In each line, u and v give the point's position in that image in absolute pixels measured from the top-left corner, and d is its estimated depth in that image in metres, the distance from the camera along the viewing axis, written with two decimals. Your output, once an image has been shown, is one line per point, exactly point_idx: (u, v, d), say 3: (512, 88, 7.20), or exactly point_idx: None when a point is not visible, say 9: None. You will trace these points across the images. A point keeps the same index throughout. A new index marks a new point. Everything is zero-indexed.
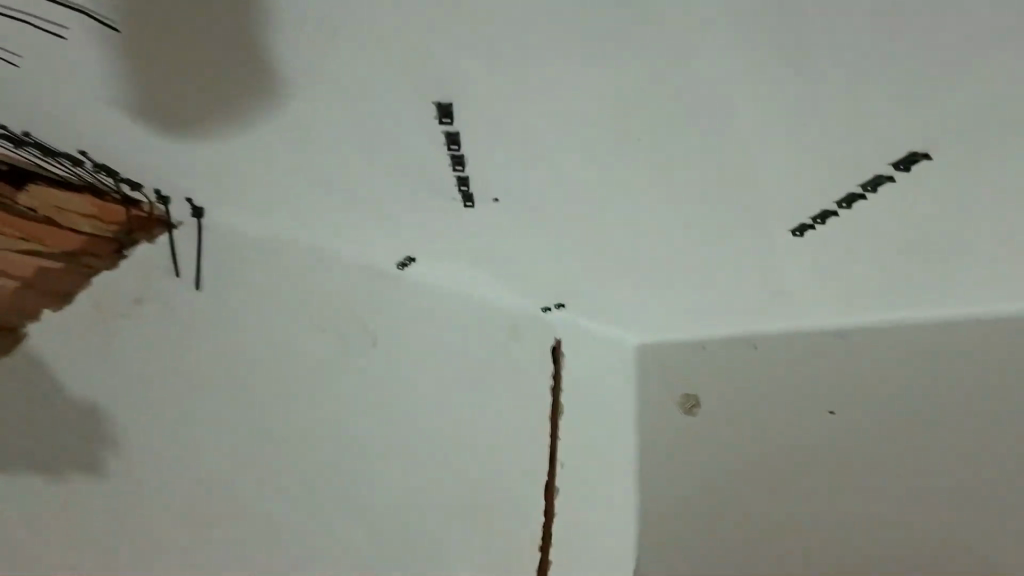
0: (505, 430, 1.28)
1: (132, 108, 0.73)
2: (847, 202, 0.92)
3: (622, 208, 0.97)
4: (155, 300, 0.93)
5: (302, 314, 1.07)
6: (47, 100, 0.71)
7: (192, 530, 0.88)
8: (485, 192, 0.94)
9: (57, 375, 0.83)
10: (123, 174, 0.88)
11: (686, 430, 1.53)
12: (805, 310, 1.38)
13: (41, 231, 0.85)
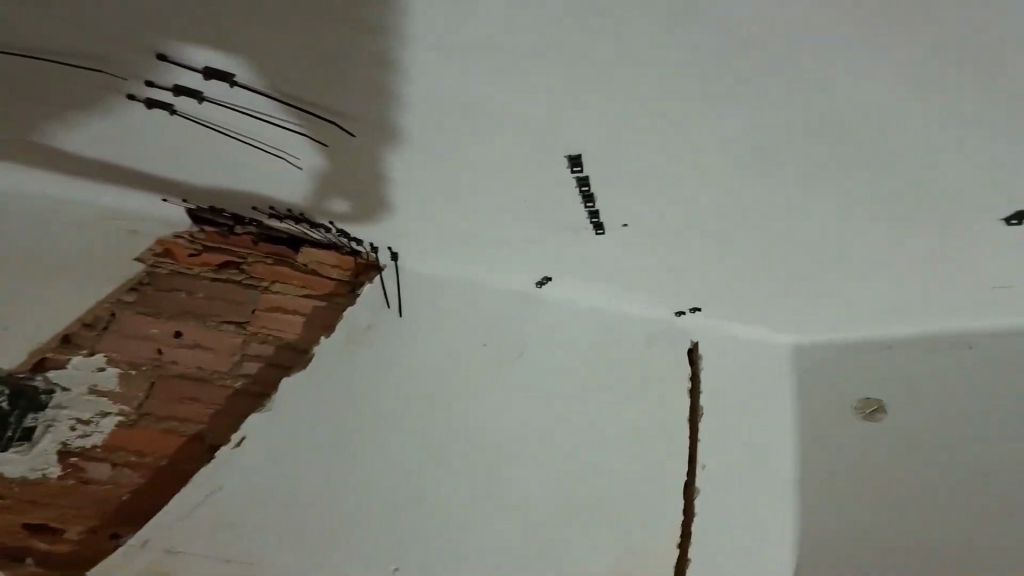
0: (667, 424, 1.34)
1: (360, 179, 1.10)
2: None
3: (764, 200, 1.03)
4: (378, 325, 1.29)
5: (477, 325, 1.35)
6: (317, 184, 1.12)
7: (414, 494, 1.14)
8: (614, 220, 1.14)
9: (321, 372, 1.22)
10: (352, 235, 1.27)
11: (874, 441, 1.33)
12: (998, 290, 1.24)
13: (311, 280, 1.30)
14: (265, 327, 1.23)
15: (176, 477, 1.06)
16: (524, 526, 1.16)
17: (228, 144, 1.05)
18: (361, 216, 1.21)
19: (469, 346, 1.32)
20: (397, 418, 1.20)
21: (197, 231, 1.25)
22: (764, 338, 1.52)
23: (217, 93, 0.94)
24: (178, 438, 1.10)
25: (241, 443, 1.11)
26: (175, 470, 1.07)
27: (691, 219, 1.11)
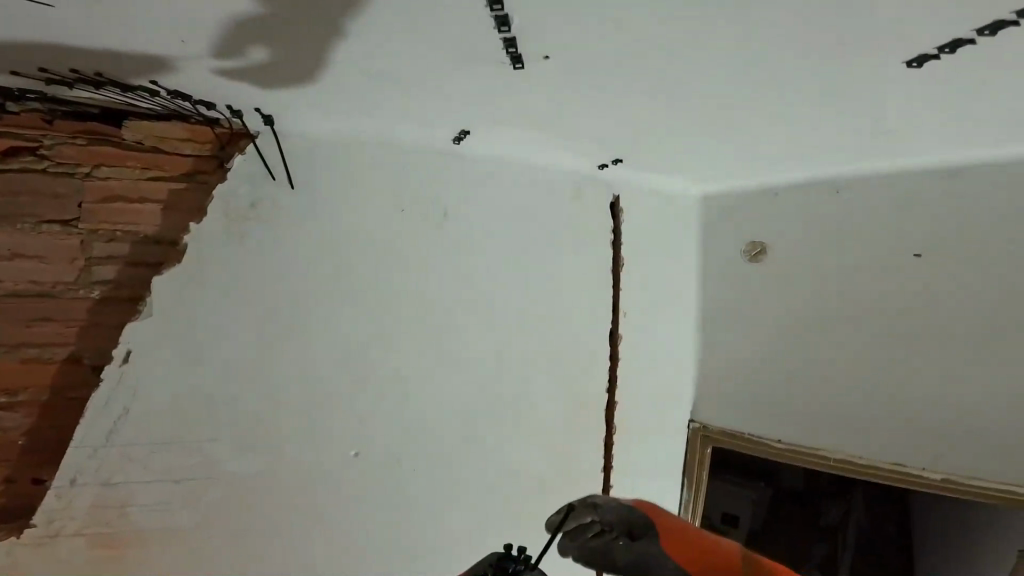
0: (583, 288, 1.44)
1: (162, 15, 0.72)
2: (993, 29, 0.78)
3: (700, 53, 0.86)
4: (266, 204, 1.06)
5: (386, 200, 1.18)
6: (96, 25, 0.73)
7: (350, 386, 1.15)
8: (533, 51, 0.85)
9: (210, 279, 1.02)
10: (193, 96, 0.93)
11: (752, 276, 1.56)
12: (904, 145, 1.24)
13: (158, 159, 0.99)
14: (109, 223, 0.97)
15: (68, 404, 0.98)
16: (467, 386, 1.28)
17: None
18: (193, 64, 0.83)
19: (385, 219, 1.18)
20: (319, 304, 1.12)
21: None
22: (680, 189, 1.60)
23: None
24: (51, 365, 0.97)
25: (129, 358, 0.98)
26: (65, 397, 0.97)
27: (625, 69, 0.92)
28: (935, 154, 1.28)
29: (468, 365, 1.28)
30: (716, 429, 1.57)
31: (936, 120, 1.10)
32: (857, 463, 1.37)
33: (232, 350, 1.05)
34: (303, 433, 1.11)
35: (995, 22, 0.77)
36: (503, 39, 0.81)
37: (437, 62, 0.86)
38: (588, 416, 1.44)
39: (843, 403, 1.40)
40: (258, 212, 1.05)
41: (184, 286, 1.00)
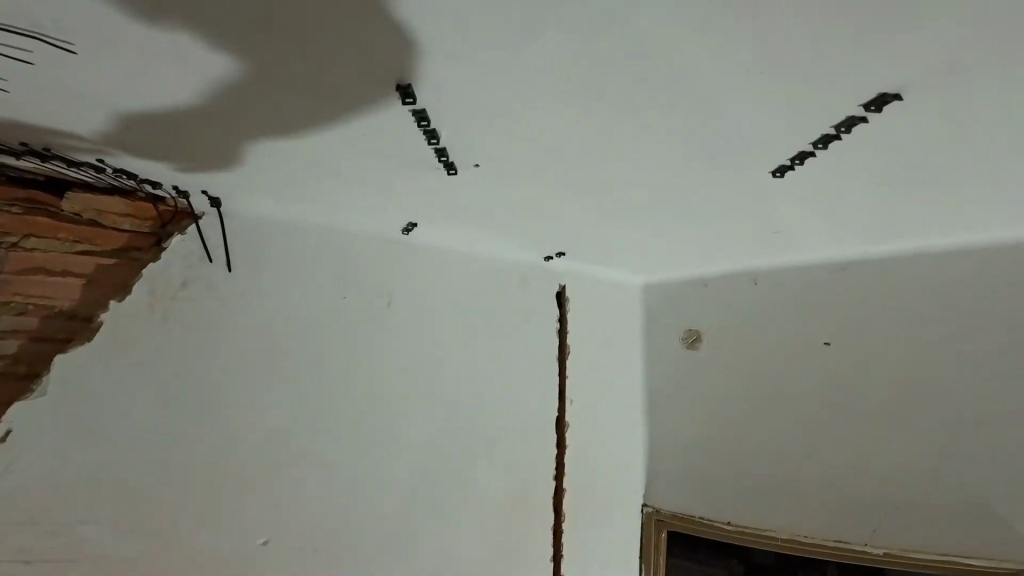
0: (527, 371, 1.48)
1: (114, 112, 0.79)
2: (822, 143, 0.91)
3: (604, 166, 1.02)
4: (199, 284, 1.05)
5: (328, 282, 1.21)
6: (47, 116, 0.79)
7: (263, 476, 1.07)
8: (466, 159, 1.00)
9: (122, 356, 0.98)
10: (138, 174, 0.96)
11: (689, 363, 1.64)
12: (801, 245, 1.41)
13: (91, 233, 0.98)
14: (22, 296, 0.92)
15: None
16: (401, 477, 1.21)
17: None
18: (143, 152, 0.89)
19: (328, 301, 1.20)
20: (244, 381, 1.08)
21: None
22: (622, 279, 1.74)
23: None
24: None
25: (5, 438, 0.89)
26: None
27: (546, 177, 1.07)
28: (830, 253, 1.45)
29: (403, 452, 1.23)
30: (669, 513, 1.56)
31: (816, 226, 1.28)
32: (806, 542, 1.33)
33: (133, 431, 0.97)
34: (202, 531, 1.00)
35: (820, 137, 0.90)
36: (435, 149, 0.96)
37: (382, 162, 0.98)
38: (532, 504, 1.40)
39: (785, 488, 1.40)
40: (188, 292, 1.04)
41: (92, 363, 0.95)
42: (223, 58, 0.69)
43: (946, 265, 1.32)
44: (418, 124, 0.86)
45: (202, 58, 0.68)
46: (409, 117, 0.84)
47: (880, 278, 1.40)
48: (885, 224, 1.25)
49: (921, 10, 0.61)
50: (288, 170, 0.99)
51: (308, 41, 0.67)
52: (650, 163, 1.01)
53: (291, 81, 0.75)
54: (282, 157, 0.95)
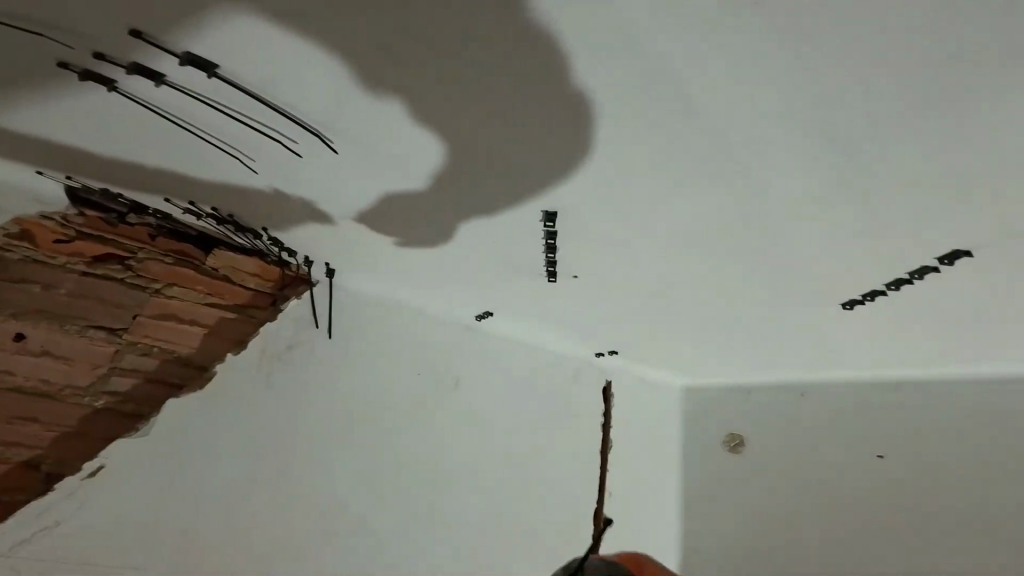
0: (572, 460, 1.56)
1: (300, 204, 0.96)
2: (896, 284, 1.09)
3: (682, 284, 1.19)
4: (303, 346, 1.19)
5: (410, 357, 1.33)
6: (243, 202, 0.96)
7: (323, 537, 1.12)
8: (567, 270, 1.18)
9: (225, 405, 1.07)
10: (287, 246, 1.12)
11: (732, 465, 1.73)
12: (849, 362, 1.54)
13: (223, 288, 1.10)
14: (151, 339, 1.03)
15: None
16: (452, 550, 1.28)
17: (128, 147, 0.81)
18: (301, 234, 1.06)
19: (406, 374, 1.31)
20: (320, 441, 1.16)
21: (73, 213, 0.94)
22: (663, 380, 1.85)
23: (140, 88, 0.69)
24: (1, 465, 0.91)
25: (97, 473, 0.96)
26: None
27: (629, 288, 1.23)
28: (870, 374, 1.62)
29: (454, 528, 1.29)
30: None
31: (866, 348, 1.44)
32: None
33: (214, 479, 1.03)
34: None
35: (895, 279, 1.08)
36: (547, 259, 1.12)
37: (493, 266, 1.16)
38: None
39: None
40: (293, 353, 1.17)
41: (198, 409, 1.05)
42: (415, 180, 0.88)
43: (976, 395, 1.51)
44: (545, 242, 1.05)
45: (400, 174, 0.86)
46: (541, 237, 1.04)
47: (920, 402, 1.56)
48: (934, 351, 1.40)
49: (975, 199, 0.83)
50: (407, 260, 1.17)
51: (476, 181, 0.87)
52: (720, 289, 1.18)
53: (456, 201, 0.93)
54: (411, 252, 1.13)
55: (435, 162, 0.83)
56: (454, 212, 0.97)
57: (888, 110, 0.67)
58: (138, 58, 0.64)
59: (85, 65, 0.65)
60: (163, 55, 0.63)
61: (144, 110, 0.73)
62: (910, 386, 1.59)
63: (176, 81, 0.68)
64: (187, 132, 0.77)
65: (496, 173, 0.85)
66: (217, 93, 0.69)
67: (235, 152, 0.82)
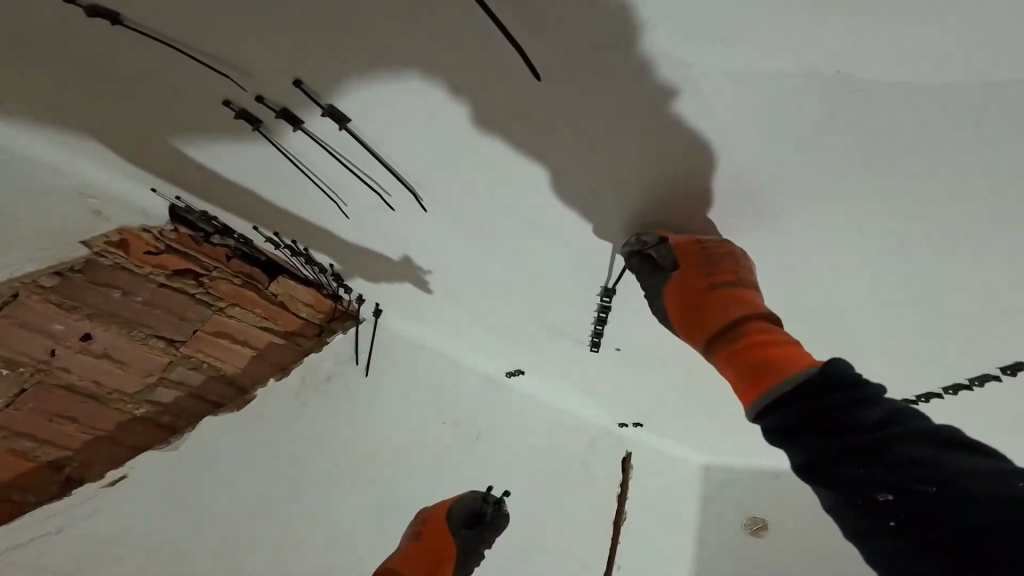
0: (589, 530, 1.57)
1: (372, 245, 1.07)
2: (953, 388, 1.06)
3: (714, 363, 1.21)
4: (339, 379, 1.22)
5: (438, 404, 1.33)
6: (322, 239, 1.07)
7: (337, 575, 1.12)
8: (608, 342, 1.21)
9: (258, 430, 1.09)
10: (346, 281, 1.18)
11: (751, 551, 1.71)
12: None
13: (279, 313, 1.15)
14: (203, 355, 1.06)
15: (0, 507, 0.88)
16: None
17: (240, 181, 0.94)
18: (364, 271, 1.15)
19: (433, 421, 1.31)
20: (341, 480, 1.16)
21: (168, 229, 1.03)
22: (686, 457, 1.80)
23: (280, 133, 0.83)
24: (29, 462, 0.90)
25: (118, 482, 0.95)
26: (3, 501, 0.88)
27: (663, 362, 1.25)
28: None
29: None
30: None
31: None
32: None
33: (231, 502, 1.03)
34: None
35: (952, 382, 1.05)
36: (594, 329, 1.14)
37: (535, 326, 1.19)
38: None
39: None
40: (329, 386, 1.20)
41: (232, 431, 1.06)
42: (484, 235, 0.97)
43: None
44: (597, 313, 1.08)
45: (471, 225, 0.95)
46: (596, 305, 1.07)
47: None
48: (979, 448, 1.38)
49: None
50: (454, 310, 1.21)
51: (537, 244, 0.95)
52: None
53: (513, 259, 1.01)
54: (462, 304, 1.18)
55: (504, 221, 0.92)
56: (510, 267, 1.03)
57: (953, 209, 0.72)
58: (289, 106, 0.77)
59: (243, 106, 0.78)
60: (311, 106, 0.77)
61: (274, 151, 0.87)
62: None
63: (314, 130, 0.81)
64: (302, 172, 0.90)
65: (556, 239, 0.92)
66: (342, 146, 0.83)
67: (334, 198, 0.96)
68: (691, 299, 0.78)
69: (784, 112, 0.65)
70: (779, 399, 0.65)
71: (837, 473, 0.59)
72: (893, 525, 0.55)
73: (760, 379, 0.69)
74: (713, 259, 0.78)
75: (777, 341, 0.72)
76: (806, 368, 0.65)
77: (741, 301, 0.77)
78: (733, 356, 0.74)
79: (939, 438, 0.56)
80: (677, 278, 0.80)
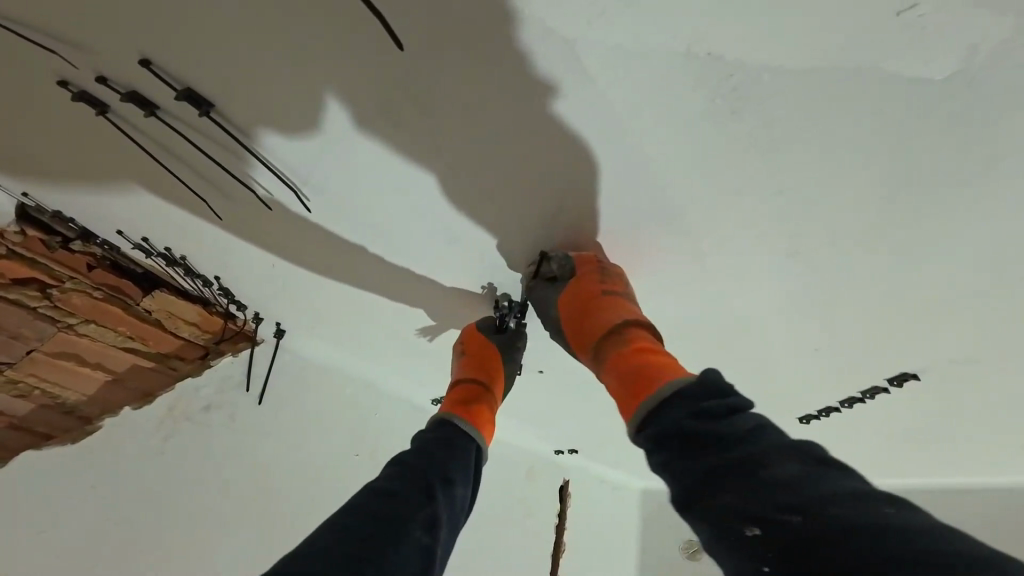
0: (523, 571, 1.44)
1: (262, 257, 0.93)
2: (848, 401, 1.14)
3: None
4: (224, 408, 1.08)
5: (348, 434, 1.22)
6: (202, 248, 0.92)
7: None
8: (532, 364, 1.15)
9: (115, 463, 0.97)
10: (238, 298, 1.04)
11: None
12: None
13: (149, 332, 0.98)
14: (35, 380, 0.91)
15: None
16: None
17: (89, 178, 0.79)
18: (256, 289, 1.01)
19: (340, 453, 1.19)
20: (217, 523, 1.01)
21: (12, 230, 0.82)
22: (625, 484, 1.73)
23: (132, 116, 0.69)
24: None
25: None
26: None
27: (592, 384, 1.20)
28: None
29: None
30: None
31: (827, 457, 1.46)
32: None
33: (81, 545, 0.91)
34: None
35: (848, 396, 1.12)
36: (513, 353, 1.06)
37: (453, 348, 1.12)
38: None
39: None
40: (208, 415, 1.06)
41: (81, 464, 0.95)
42: (388, 245, 0.86)
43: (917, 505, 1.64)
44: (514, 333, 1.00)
45: (371, 236, 0.85)
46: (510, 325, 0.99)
47: None
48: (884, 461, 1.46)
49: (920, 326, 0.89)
50: (365, 334, 1.10)
51: (444, 258, 0.87)
52: None
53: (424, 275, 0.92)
54: (370, 325, 1.07)
55: (407, 232, 0.83)
56: (422, 284, 0.94)
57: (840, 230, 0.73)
58: (138, 89, 0.65)
59: (82, 86, 0.65)
60: (164, 88, 0.65)
61: (124, 135, 0.72)
62: None
63: (174, 117, 0.69)
64: (161, 165, 0.77)
65: (466, 252, 0.85)
66: (207, 133, 0.71)
67: (205, 196, 0.82)
68: (584, 308, 0.78)
69: (674, 125, 0.63)
70: (653, 408, 0.64)
71: (712, 506, 0.55)
72: (767, 570, 0.49)
73: (644, 384, 0.67)
74: (607, 275, 0.80)
75: (657, 352, 0.73)
76: (683, 377, 0.65)
77: (627, 316, 0.78)
78: (614, 364, 0.74)
79: (800, 461, 0.53)
80: (572, 288, 0.80)
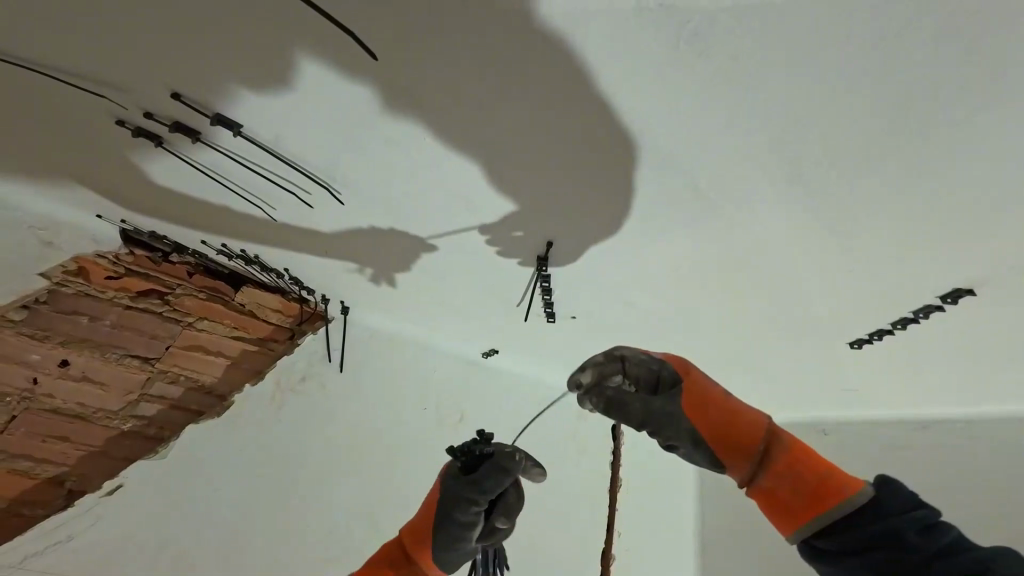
0: (589, 497, 1.59)
1: (318, 246, 1.05)
2: (901, 323, 1.14)
3: (677, 322, 1.23)
4: (314, 378, 1.25)
5: (419, 390, 1.37)
6: (268, 241, 1.04)
7: (337, 558, 1.14)
8: (565, 311, 1.23)
9: (243, 428, 1.14)
10: (307, 284, 1.19)
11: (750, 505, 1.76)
12: (871, 399, 1.57)
13: (245, 321, 1.18)
14: (179, 368, 1.11)
15: (14, 522, 0.96)
16: None
17: (168, 195, 0.92)
18: (320, 273, 1.15)
19: (413, 406, 1.35)
20: (326, 471, 1.19)
21: (124, 252, 1.04)
22: None
23: (189, 148, 0.81)
24: (33, 480, 0.97)
25: (113, 492, 1.00)
26: (14, 515, 0.95)
27: (629, 324, 1.26)
28: (907, 412, 1.62)
29: None
30: None
31: (890, 380, 1.43)
32: None
33: (222, 497, 1.07)
34: None
35: (900, 317, 1.13)
36: (544, 300, 1.17)
37: (496, 306, 1.21)
38: None
39: None
40: (306, 386, 1.23)
41: (211, 434, 1.10)
42: (419, 217, 0.95)
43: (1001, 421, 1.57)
44: (540, 282, 1.10)
45: (401, 212, 0.94)
46: (534, 276, 1.09)
47: (957, 437, 1.56)
48: (960, 382, 1.40)
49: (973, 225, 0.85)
50: (418, 300, 1.23)
51: (473, 222, 0.94)
52: (717, 329, 1.24)
53: (458, 241, 1.00)
54: (419, 293, 1.20)
55: (437, 203, 0.90)
56: (457, 249, 1.03)
57: (874, 126, 0.70)
58: (181, 119, 0.75)
59: (136, 122, 0.77)
60: (199, 117, 0.75)
61: (189, 165, 0.85)
62: (937, 422, 1.60)
63: (215, 141, 0.79)
64: (218, 182, 0.88)
65: (488, 213, 0.91)
66: (244, 150, 0.80)
67: (259, 204, 0.93)
68: (711, 414, 0.74)
69: (683, 54, 0.62)
70: (836, 525, 0.67)
71: None
72: None
73: (824, 498, 0.68)
74: (705, 376, 0.78)
75: (809, 451, 0.74)
76: (857, 483, 0.69)
77: (755, 416, 0.74)
78: (780, 476, 0.70)
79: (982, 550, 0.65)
80: (701, 397, 0.74)
